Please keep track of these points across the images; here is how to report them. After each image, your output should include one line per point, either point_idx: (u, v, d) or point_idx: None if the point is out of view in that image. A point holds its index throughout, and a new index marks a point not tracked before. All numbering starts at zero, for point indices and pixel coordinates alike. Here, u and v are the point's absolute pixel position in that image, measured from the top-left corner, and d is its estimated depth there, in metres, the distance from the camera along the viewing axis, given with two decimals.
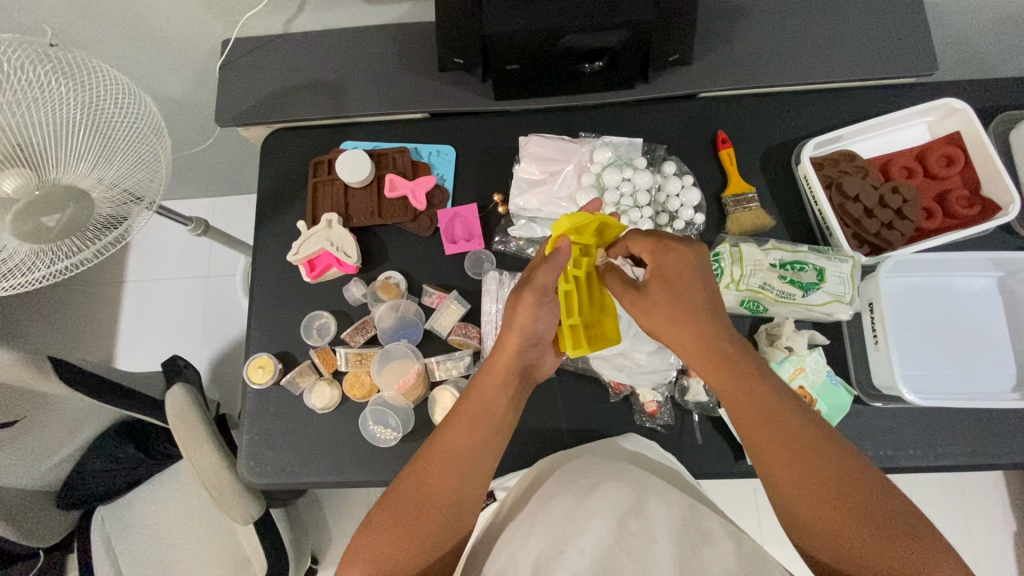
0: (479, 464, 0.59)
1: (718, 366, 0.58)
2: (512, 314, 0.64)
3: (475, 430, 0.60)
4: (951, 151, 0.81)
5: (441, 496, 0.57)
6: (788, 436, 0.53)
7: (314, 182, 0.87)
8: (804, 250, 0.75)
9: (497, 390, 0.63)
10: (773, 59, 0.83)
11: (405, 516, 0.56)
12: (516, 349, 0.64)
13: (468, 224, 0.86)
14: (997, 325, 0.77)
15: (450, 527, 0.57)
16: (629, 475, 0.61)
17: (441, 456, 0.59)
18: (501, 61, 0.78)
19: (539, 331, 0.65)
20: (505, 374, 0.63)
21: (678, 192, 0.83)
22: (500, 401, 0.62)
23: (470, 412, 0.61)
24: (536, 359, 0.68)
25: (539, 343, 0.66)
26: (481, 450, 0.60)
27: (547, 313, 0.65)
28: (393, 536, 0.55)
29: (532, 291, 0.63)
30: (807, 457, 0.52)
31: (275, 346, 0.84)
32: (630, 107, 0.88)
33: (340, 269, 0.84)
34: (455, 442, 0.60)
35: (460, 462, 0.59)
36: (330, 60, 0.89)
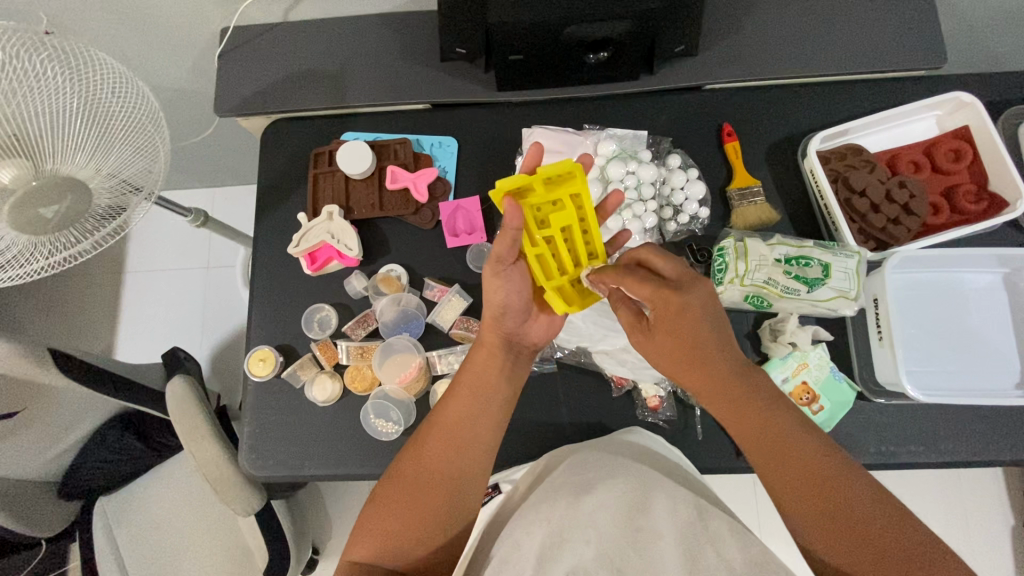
0: (471, 432, 0.61)
1: (728, 394, 0.57)
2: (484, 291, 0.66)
3: (470, 402, 0.62)
4: (960, 146, 0.80)
5: (436, 473, 0.58)
6: (798, 459, 0.54)
7: (314, 174, 0.87)
8: (809, 245, 0.74)
9: (484, 363, 0.64)
10: (779, 50, 0.82)
11: (408, 492, 0.58)
12: (492, 323, 0.65)
13: (470, 218, 0.85)
14: (1000, 321, 0.77)
15: (449, 506, 0.58)
16: (632, 466, 0.61)
17: (441, 427, 0.61)
18: (504, 52, 0.77)
19: (511, 301, 0.65)
20: (489, 344, 0.65)
21: (683, 185, 0.82)
22: (491, 370, 0.64)
23: (464, 385, 0.63)
24: (520, 328, 0.68)
25: (519, 311, 0.66)
26: (476, 423, 0.61)
27: (514, 283, 0.65)
28: (396, 510, 0.57)
29: (489, 263, 0.63)
30: (811, 476, 0.53)
31: (276, 339, 0.83)
32: (635, 99, 0.87)
33: (341, 262, 0.83)
34: (452, 416, 0.61)
35: (457, 432, 0.60)
36: (330, 50, 0.88)
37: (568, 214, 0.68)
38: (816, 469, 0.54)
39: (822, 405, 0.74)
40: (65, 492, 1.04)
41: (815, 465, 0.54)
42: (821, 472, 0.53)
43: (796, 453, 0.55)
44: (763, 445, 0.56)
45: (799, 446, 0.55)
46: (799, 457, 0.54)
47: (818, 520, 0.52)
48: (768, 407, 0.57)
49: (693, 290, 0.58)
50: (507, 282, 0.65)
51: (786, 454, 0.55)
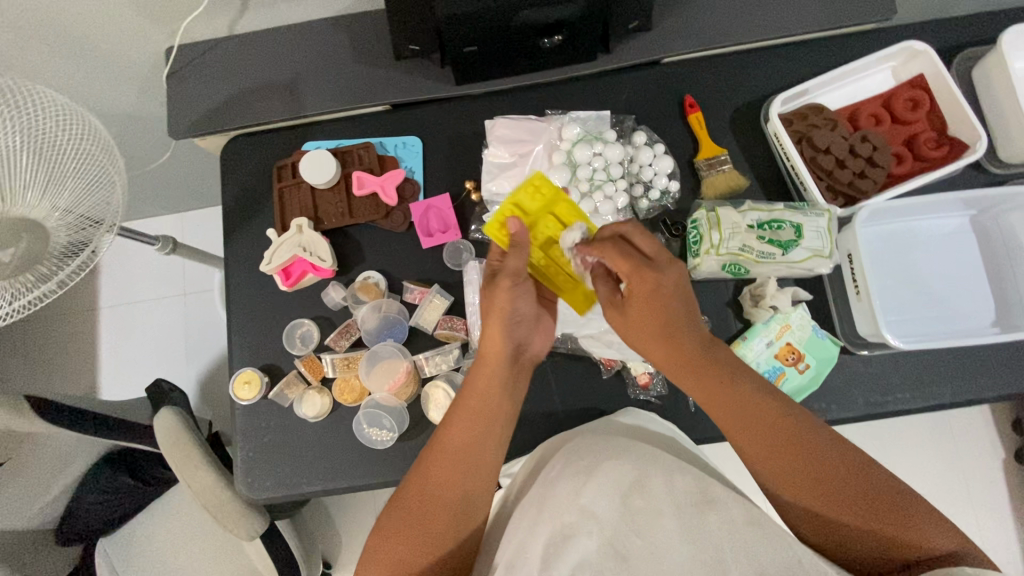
0: (480, 456, 0.60)
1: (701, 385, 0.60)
2: (491, 298, 0.67)
3: (475, 422, 0.61)
4: (917, 95, 0.81)
5: (447, 494, 0.58)
6: (785, 441, 0.55)
7: (279, 187, 0.85)
8: (779, 208, 0.74)
9: (489, 380, 0.64)
10: (729, 18, 0.83)
11: (418, 515, 0.57)
12: (500, 335, 0.65)
13: (442, 217, 0.84)
14: (972, 263, 0.79)
15: (461, 519, 0.58)
16: (633, 447, 0.60)
17: (449, 451, 0.60)
18: (458, 44, 0.77)
19: (519, 310, 0.68)
20: (494, 362, 0.64)
21: (650, 161, 0.81)
22: (497, 389, 0.63)
23: (470, 406, 0.62)
24: (527, 339, 0.69)
25: (523, 321, 0.68)
26: (484, 440, 0.61)
27: (519, 295, 0.68)
28: (406, 536, 0.57)
29: (506, 276, 0.67)
30: (784, 436, 0.55)
31: (259, 360, 0.82)
32: (593, 80, 0.87)
33: (316, 275, 0.82)
34: (457, 435, 0.61)
35: (466, 454, 0.60)
36: (284, 62, 0.88)
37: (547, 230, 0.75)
38: (775, 428, 0.56)
39: (807, 363, 0.75)
40: (63, 538, 1.01)
41: (778, 424, 0.56)
42: (789, 436, 0.56)
43: (778, 435, 0.56)
44: (746, 429, 0.57)
45: (781, 425, 0.56)
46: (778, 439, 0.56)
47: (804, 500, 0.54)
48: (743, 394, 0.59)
49: (667, 269, 0.62)
50: (519, 291, 0.68)
51: (771, 440, 0.56)
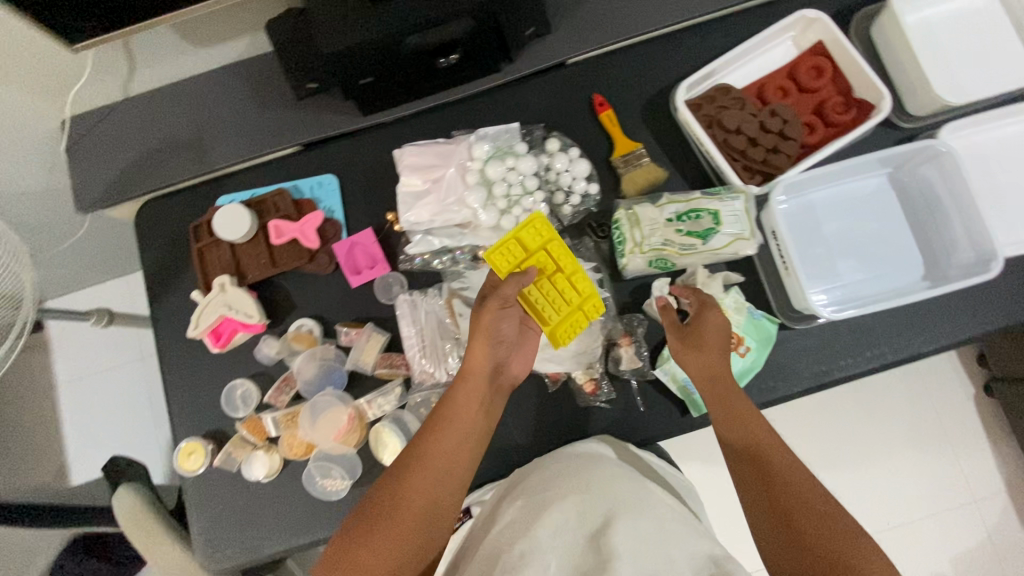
0: (451, 474, 0.59)
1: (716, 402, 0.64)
2: (478, 314, 0.65)
3: (456, 434, 0.61)
4: (819, 61, 0.81)
5: (416, 503, 0.57)
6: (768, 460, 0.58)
7: (197, 248, 0.82)
8: (697, 197, 0.74)
9: (471, 396, 0.62)
10: (625, 11, 0.83)
11: (386, 520, 0.55)
12: (485, 351, 0.64)
13: (369, 252, 0.82)
14: (896, 220, 0.79)
15: (428, 530, 0.56)
16: (595, 482, 0.61)
17: (427, 460, 0.59)
18: (353, 77, 0.75)
19: (501, 330, 0.66)
20: (478, 376, 0.63)
21: (566, 167, 0.80)
22: (475, 404, 0.62)
23: (449, 415, 0.61)
24: (506, 356, 0.67)
25: (504, 340, 0.67)
26: (461, 452, 0.60)
27: (507, 316, 0.66)
28: (367, 543, 0.54)
29: (496, 299, 0.64)
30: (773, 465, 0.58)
31: (203, 427, 0.80)
32: (501, 91, 0.86)
33: (247, 332, 0.80)
34: (437, 444, 0.59)
35: (443, 467, 0.59)
36: (185, 118, 0.86)
37: (547, 266, 0.71)
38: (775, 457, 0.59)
39: (749, 346, 0.74)
40: None
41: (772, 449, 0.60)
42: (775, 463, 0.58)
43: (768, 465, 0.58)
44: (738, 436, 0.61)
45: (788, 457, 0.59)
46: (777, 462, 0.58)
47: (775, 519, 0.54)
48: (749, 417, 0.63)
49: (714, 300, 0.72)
50: (506, 312, 0.65)
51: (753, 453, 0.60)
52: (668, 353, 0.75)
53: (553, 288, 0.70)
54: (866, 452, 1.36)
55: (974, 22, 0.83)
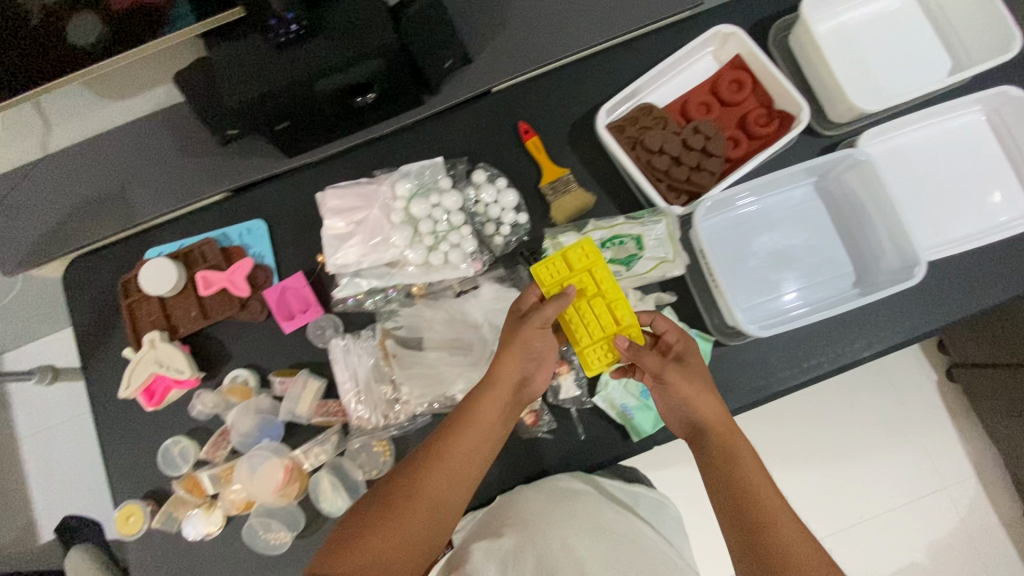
0: (460, 483, 0.60)
1: (708, 455, 0.59)
2: (515, 330, 0.64)
3: (475, 441, 0.61)
4: (739, 75, 0.81)
5: (427, 500, 0.58)
6: (761, 505, 0.54)
7: (127, 303, 0.81)
8: (620, 222, 0.75)
9: (494, 407, 0.63)
10: (543, 36, 0.82)
11: (395, 515, 0.56)
12: (514, 366, 0.63)
13: (301, 296, 0.81)
14: (827, 229, 0.79)
15: (433, 530, 0.57)
16: (572, 515, 0.66)
17: (449, 460, 0.60)
18: (269, 123, 0.74)
19: (535, 349, 0.64)
20: (502, 388, 0.63)
21: (494, 198, 0.79)
22: (496, 417, 0.63)
23: (471, 422, 0.62)
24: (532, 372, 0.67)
25: (536, 358, 0.66)
26: (475, 459, 0.61)
27: (544, 341, 0.64)
28: (373, 539, 0.55)
29: (538, 320, 0.62)
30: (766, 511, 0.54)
31: (143, 487, 0.78)
32: (428, 123, 0.85)
33: (181, 388, 0.79)
34: (457, 446, 0.60)
35: (460, 469, 0.60)
36: (107, 172, 0.84)
37: (590, 290, 0.65)
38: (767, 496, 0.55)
39: None
40: None
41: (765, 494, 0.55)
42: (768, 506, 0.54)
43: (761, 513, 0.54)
44: (727, 480, 0.56)
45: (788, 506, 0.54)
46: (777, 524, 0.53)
47: None
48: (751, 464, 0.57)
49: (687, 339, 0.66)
50: (546, 333, 0.64)
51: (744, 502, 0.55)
52: (606, 379, 0.75)
53: (591, 318, 0.64)
54: (835, 446, 1.37)
55: (896, 21, 0.82)
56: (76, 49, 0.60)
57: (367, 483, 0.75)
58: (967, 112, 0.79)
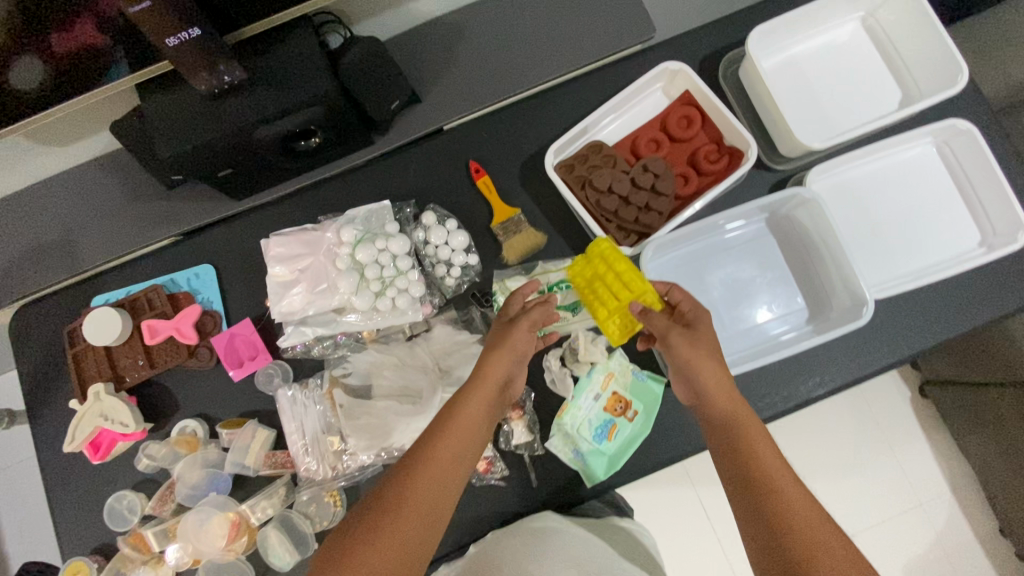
0: (452, 481, 0.54)
1: (723, 443, 0.54)
2: (506, 331, 0.65)
3: (463, 440, 0.56)
4: (688, 111, 0.81)
5: (420, 500, 0.51)
6: (771, 479, 0.50)
7: (72, 353, 0.79)
8: (566, 267, 0.77)
9: (481, 405, 0.59)
10: (491, 73, 0.81)
11: (387, 517, 0.50)
12: (501, 363, 0.62)
13: (249, 342, 0.79)
14: (780, 265, 0.79)
15: (429, 531, 0.51)
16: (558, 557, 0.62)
17: (438, 457, 0.54)
18: (210, 169, 0.72)
19: (523, 350, 0.65)
20: (489, 386, 0.60)
21: (444, 239, 0.78)
22: (483, 417, 0.59)
23: (458, 420, 0.57)
24: (513, 374, 0.65)
25: (522, 359, 0.65)
26: (465, 458, 0.56)
27: (531, 343, 0.66)
28: (370, 543, 0.48)
29: (528, 318, 0.65)
30: (779, 484, 0.50)
31: (90, 543, 0.77)
32: (378, 162, 0.84)
33: (128, 440, 0.77)
34: (444, 444, 0.55)
35: (451, 468, 0.54)
36: (51, 218, 0.82)
37: (599, 270, 0.69)
38: (780, 468, 0.51)
39: (636, 408, 0.74)
40: None
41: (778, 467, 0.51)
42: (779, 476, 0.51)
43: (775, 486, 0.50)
44: (737, 452, 0.53)
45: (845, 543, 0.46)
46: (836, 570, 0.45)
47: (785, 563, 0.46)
48: (790, 484, 0.50)
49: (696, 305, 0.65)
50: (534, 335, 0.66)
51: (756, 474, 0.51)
52: (558, 423, 0.74)
53: (604, 292, 0.68)
54: (818, 471, 1.33)
55: (845, 53, 0.82)
56: (20, 91, 0.60)
57: (316, 535, 0.73)
58: (918, 144, 0.79)
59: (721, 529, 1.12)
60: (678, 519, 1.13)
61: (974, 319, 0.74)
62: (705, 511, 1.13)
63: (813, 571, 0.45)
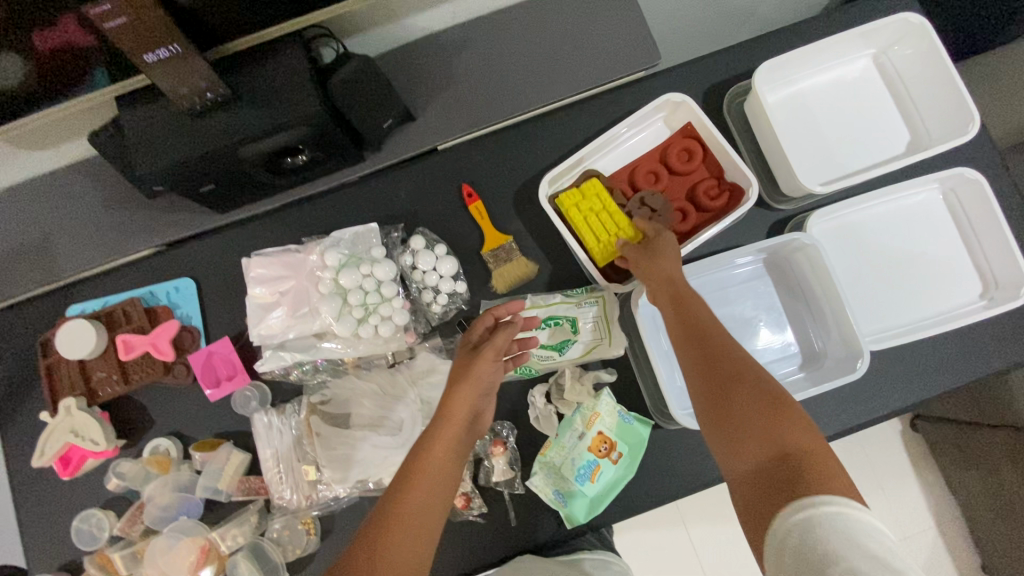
0: (426, 536, 0.52)
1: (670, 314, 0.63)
2: (469, 364, 0.63)
3: (433, 490, 0.54)
4: (690, 144, 0.78)
5: (393, 556, 0.49)
6: (704, 337, 0.58)
7: (45, 364, 0.76)
8: (555, 302, 0.76)
9: (448, 445, 0.58)
10: (488, 94, 0.78)
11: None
12: (465, 398, 0.61)
13: (228, 361, 0.77)
14: (777, 307, 0.77)
15: None
16: None
17: (407, 513, 0.52)
18: (192, 185, 0.69)
19: (488, 383, 0.64)
20: (455, 424, 0.59)
21: (432, 265, 0.76)
22: (452, 460, 0.57)
23: (426, 467, 0.56)
24: (479, 411, 0.64)
25: (486, 394, 0.64)
26: (435, 508, 0.54)
27: (495, 374, 0.65)
28: None
29: (491, 347, 0.64)
30: (712, 344, 0.57)
31: (56, 560, 0.75)
32: (368, 181, 0.81)
33: (98, 457, 0.75)
34: (411, 497, 0.53)
35: (423, 523, 0.52)
36: (27, 223, 0.80)
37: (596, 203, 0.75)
38: (711, 327, 0.59)
39: (620, 451, 0.72)
40: None
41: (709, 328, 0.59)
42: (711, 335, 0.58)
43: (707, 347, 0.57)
44: (677, 321, 0.61)
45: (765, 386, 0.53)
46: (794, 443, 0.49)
47: (707, 406, 0.55)
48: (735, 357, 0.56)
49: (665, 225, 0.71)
50: (497, 366, 0.65)
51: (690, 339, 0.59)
52: (539, 461, 0.72)
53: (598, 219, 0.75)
54: None
55: (855, 91, 0.79)
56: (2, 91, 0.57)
57: (288, 565, 0.72)
58: (924, 190, 0.77)
59: (702, 559, 1.11)
60: (658, 545, 1.12)
61: (971, 372, 0.73)
62: (686, 538, 1.13)
63: (726, 403, 0.53)
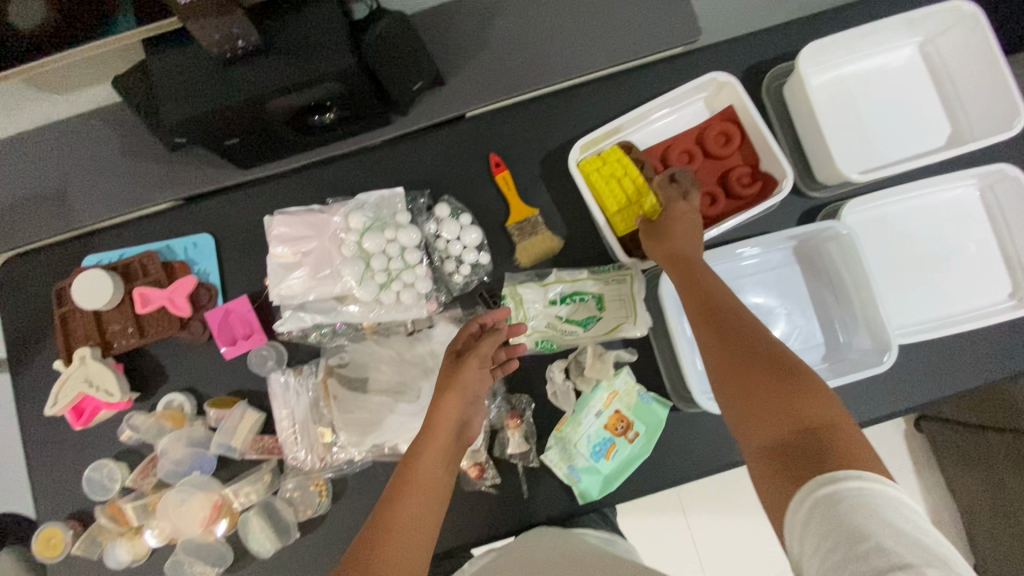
0: (420, 542, 0.50)
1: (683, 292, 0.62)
2: (455, 372, 0.61)
3: (425, 497, 0.52)
4: (727, 127, 0.77)
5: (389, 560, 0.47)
6: (722, 314, 0.57)
7: (60, 313, 0.75)
8: (583, 278, 0.75)
9: (438, 453, 0.55)
10: (522, 62, 0.76)
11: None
12: (455, 405, 0.58)
13: (245, 320, 0.76)
14: (802, 296, 0.76)
15: None
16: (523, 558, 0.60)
17: (400, 519, 0.50)
18: (217, 138, 0.68)
19: (476, 391, 0.61)
20: (445, 432, 0.56)
21: (457, 235, 0.75)
22: (444, 467, 0.55)
23: (421, 470, 0.53)
24: (470, 420, 0.61)
25: (475, 402, 0.62)
26: (428, 514, 0.52)
27: (484, 382, 0.63)
28: None
29: (477, 355, 0.62)
30: (727, 323, 0.57)
31: (67, 508, 0.75)
32: (393, 145, 0.80)
33: (111, 409, 0.75)
34: (405, 502, 0.51)
35: (417, 531, 0.50)
36: (45, 169, 0.78)
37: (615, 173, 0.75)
38: (726, 303, 0.58)
39: (637, 430, 0.72)
40: None
41: (725, 306, 0.58)
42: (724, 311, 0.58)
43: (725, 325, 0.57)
44: (692, 297, 0.61)
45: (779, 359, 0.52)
46: (820, 419, 0.47)
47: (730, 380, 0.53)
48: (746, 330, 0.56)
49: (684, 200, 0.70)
50: (485, 373, 0.62)
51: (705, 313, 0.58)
52: (556, 436, 0.72)
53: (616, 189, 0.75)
54: None
55: (897, 80, 0.77)
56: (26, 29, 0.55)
57: (299, 524, 0.72)
58: (961, 184, 0.75)
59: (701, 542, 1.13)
60: (658, 527, 1.13)
61: (994, 371, 0.72)
62: (686, 523, 1.14)
63: (748, 372, 0.52)
